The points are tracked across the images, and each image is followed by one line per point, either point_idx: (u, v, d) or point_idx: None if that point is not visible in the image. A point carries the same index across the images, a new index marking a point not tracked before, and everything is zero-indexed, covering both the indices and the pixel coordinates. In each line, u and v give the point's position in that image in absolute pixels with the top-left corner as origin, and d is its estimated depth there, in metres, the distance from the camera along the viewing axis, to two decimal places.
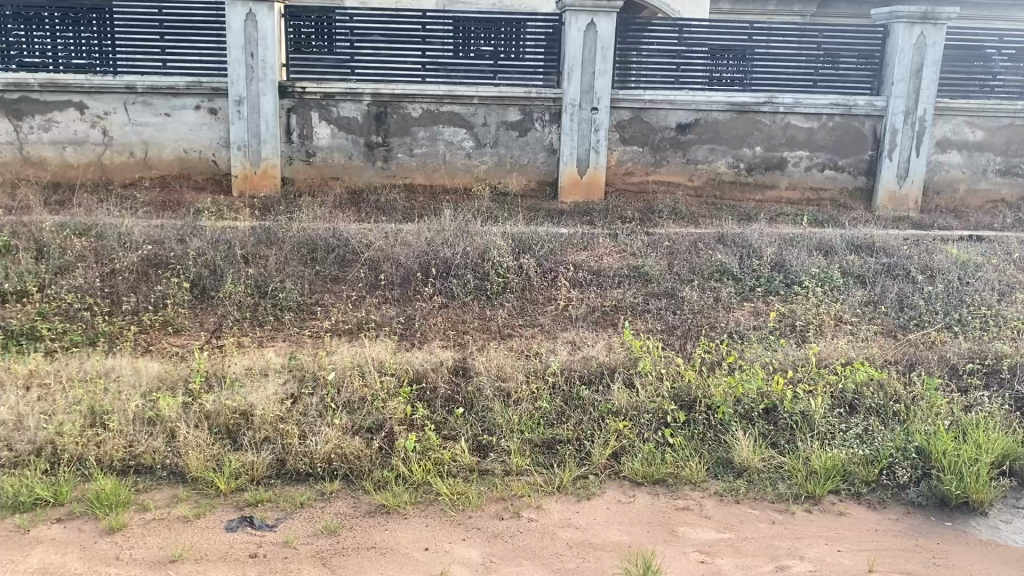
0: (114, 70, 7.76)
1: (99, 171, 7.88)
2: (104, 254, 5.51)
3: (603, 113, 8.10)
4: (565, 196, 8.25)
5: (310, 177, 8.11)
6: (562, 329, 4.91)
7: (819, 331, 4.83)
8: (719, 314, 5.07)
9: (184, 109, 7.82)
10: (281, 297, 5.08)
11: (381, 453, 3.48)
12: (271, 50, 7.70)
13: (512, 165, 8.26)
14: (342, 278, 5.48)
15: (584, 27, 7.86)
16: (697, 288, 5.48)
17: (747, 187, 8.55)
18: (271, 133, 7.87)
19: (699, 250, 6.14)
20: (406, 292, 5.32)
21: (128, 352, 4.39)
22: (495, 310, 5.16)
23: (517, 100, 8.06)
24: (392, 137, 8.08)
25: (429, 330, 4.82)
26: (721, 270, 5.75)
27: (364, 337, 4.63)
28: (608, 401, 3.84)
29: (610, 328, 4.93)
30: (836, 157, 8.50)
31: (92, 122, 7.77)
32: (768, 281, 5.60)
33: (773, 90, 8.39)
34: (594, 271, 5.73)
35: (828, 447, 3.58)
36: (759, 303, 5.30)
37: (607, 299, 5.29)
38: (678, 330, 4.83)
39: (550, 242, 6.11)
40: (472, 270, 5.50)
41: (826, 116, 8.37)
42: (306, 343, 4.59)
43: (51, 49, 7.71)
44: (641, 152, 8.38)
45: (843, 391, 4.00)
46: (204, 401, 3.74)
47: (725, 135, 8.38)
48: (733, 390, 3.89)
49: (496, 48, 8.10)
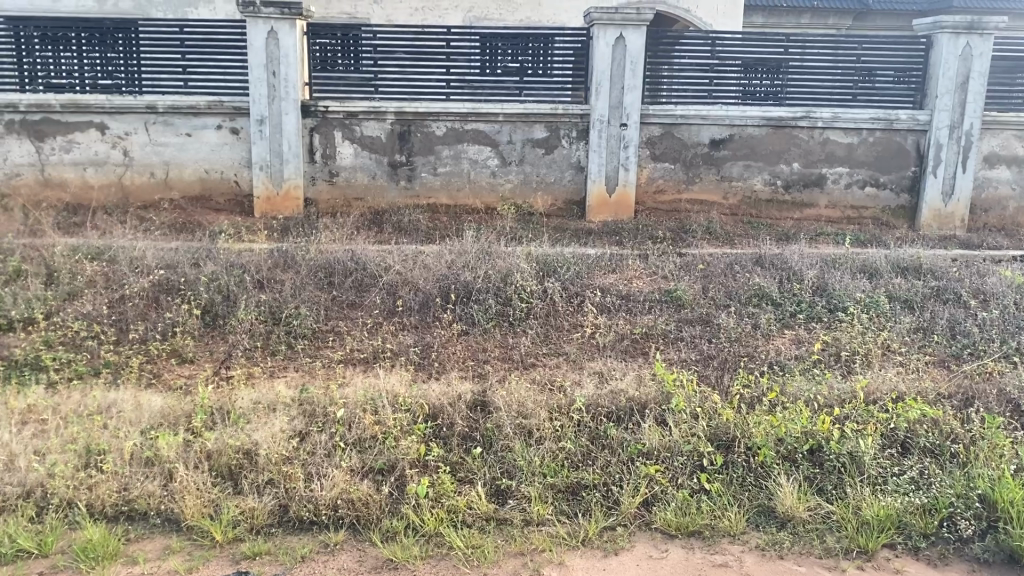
0: (138, 90, 7.67)
1: (119, 192, 7.76)
2: (116, 279, 5.33)
3: (632, 129, 7.83)
4: (593, 215, 7.98)
5: (333, 198, 7.92)
6: (589, 359, 4.62)
7: (865, 362, 4.51)
8: (757, 343, 4.77)
9: (206, 129, 7.68)
10: (295, 324, 4.86)
11: (391, 500, 3.23)
12: (293, 68, 7.52)
13: (539, 184, 8.01)
14: (360, 303, 5.24)
15: (613, 41, 7.61)
16: (733, 314, 5.18)
17: (783, 205, 8.22)
18: (293, 153, 7.70)
19: (734, 273, 5.84)
20: (426, 318, 5.07)
21: (132, 383, 4.19)
22: (519, 337, 4.89)
23: (544, 117, 7.83)
24: (416, 155, 7.87)
25: (449, 360, 4.56)
26: (758, 294, 5.44)
27: (379, 368, 4.38)
28: (638, 441, 3.56)
29: (640, 357, 4.65)
30: (876, 173, 8.15)
31: (114, 143, 7.66)
32: (809, 307, 5.28)
33: (810, 105, 8.08)
34: (623, 295, 5.45)
35: (880, 494, 3.26)
36: (800, 331, 4.98)
37: (637, 326, 5.01)
38: (713, 360, 4.53)
39: (576, 265, 5.84)
40: (494, 295, 5.24)
41: (866, 131, 8.03)
42: (319, 374, 4.35)
43: (77, 70, 7.62)
44: (672, 169, 8.10)
45: (894, 429, 3.68)
46: (206, 439, 3.52)
47: (760, 152, 8.07)
48: (775, 429, 3.59)
49: (522, 64, 7.88)
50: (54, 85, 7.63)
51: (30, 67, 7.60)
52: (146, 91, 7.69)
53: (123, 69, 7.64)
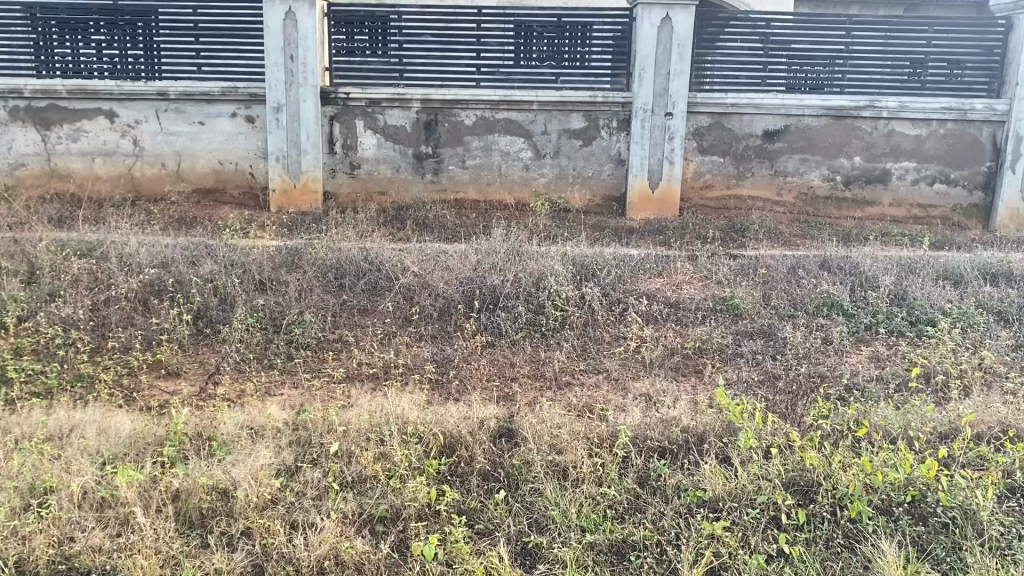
0: (158, 75, 7.13)
1: (129, 184, 7.25)
2: (103, 276, 4.76)
3: (679, 119, 7.11)
4: (635, 212, 7.30)
5: (354, 191, 7.33)
6: (634, 379, 3.99)
7: (963, 390, 3.82)
8: (830, 364, 4.10)
9: (219, 118, 7.13)
10: (296, 333, 4.26)
11: (392, 562, 2.64)
12: (312, 52, 6.92)
13: (575, 178, 7.36)
14: (372, 309, 4.63)
15: (659, 22, 6.90)
16: (800, 326, 4.50)
17: (844, 203, 7.49)
18: (311, 143, 7.10)
19: (797, 278, 5.13)
20: (446, 327, 4.44)
21: (104, 402, 3.61)
22: (552, 350, 4.25)
23: (582, 106, 7.16)
24: (444, 147, 7.26)
25: (471, 378, 3.93)
26: (827, 302, 4.74)
27: (388, 388, 3.77)
28: (697, 486, 2.97)
29: (694, 379, 3.99)
30: (948, 169, 7.38)
31: (123, 132, 7.14)
32: (887, 319, 4.59)
33: (875, 93, 7.34)
34: (671, 301, 4.77)
35: (1008, 565, 2.58)
36: (879, 348, 4.31)
37: (688, 339, 4.35)
38: (781, 387, 3.85)
39: (617, 267, 5.18)
40: (525, 301, 4.59)
41: (937, 121, 7.27)
42: (318, 394, 3.75)
43: (93, 54, 7.09)
44: (721, 163, 7.41)
45: (1015, 477, 2.97)
46: (175, 475, 2.94)
47: (819, 144, 7.35)
48: (868, 474, 2.93)
49: (560, 47, 7.21)
50: (71, 70, 7.11)
51: (44, 52, 7.06)
52: (163, 77, 7.13)
53: (141, 54, 7.10)
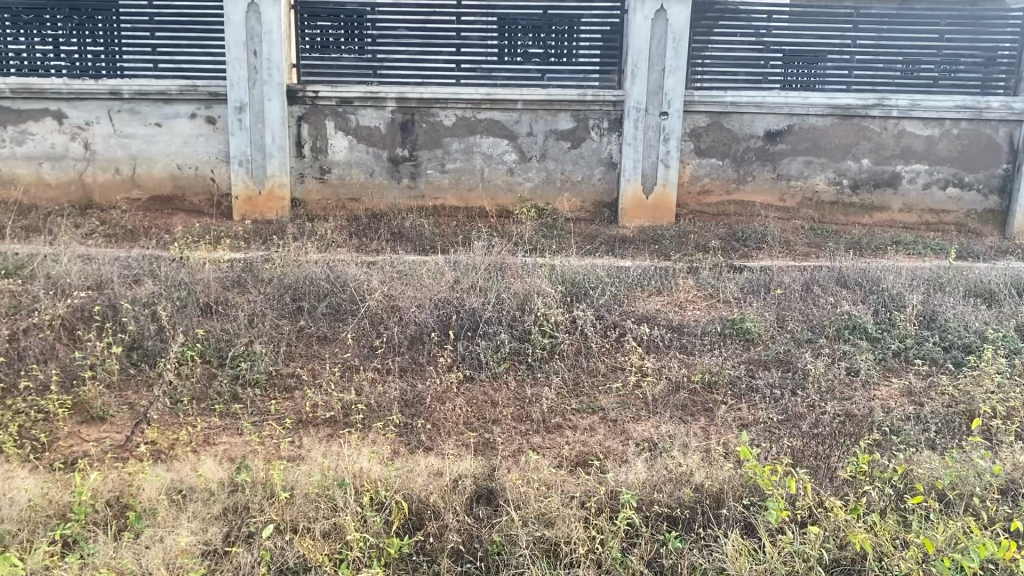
0: (120, 73, 6.52)
1: (79, 191, 6.64)
2: (25, 300, 4.16)
3: (676, 120, 6.55)
4: (628, 220, 6.75)
5: (324, 198, 6.74)
6: (635, 422, 3.43)
7: (1016, 433, 3.29)
8: (859, 401, 3.57)
9: (177, 118, 6.52)
10: (242, 367, 3.68)
11: None
12: (276, 47, 6.30)
13: (564, 183, 6.81)
14: (333, 337, 4.06)
15: (652, 15, 6.34)
16: (821, 354, 3.96)
17: (851, 208, 6.98)
18: (277, 146, 6.49)
19: (813, 296, 4.59)
20: (418, 357, 3.88)
21: (5, 458, 3.03)
22: (539, 386, 3.69)
23: (571, 105, 6.60)
24: (421, 150, 6.68)
25: (444, 422, 3.36)
26: (848, 325, 4.20)
27: (347, 438, 3.21)
28: (719, 568, 2.44)
29: (703, 421, 3.44)
30: (962, 171, 6.87)
31: (72, 134, 6.53)
32: (917, 344, 4.07)
33: (885, 91, 6.82)
34: (673, 324, 4.22)
35: None
36: (912, 380, 3.79)
37: (695, 370, 3.80)
38: (805, 432, 3.31)
39: (611, 284, 4.62)
40: (508, 327, 4.03)
41: (950, 121, 6.76)
42: (262, 446, 3.18)
43: (42, 51, 6.48)
44: (720, 166, 6.86)
45: None
46: (70, 564, 2.38)
47: (825, 145, 6.83)
48: (929, 558, 2.39)
49: (546, 42, 6.65)
50: (26, 67, 6.49)
51: None
52: (123, 75, 6.52)
53: (102, 50, 6.49)
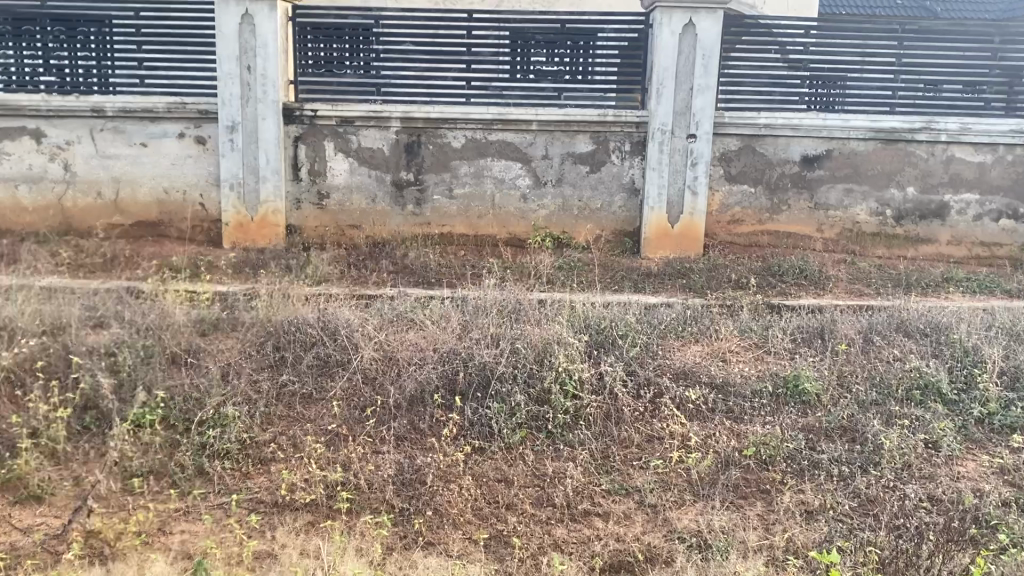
0: (110, 90, 5.98)
1: (58, 216, 6.10)
2: None
3: (705, 143, 5.98)
4: (651, 251, 6.16)
5: (321, 225, 6.19)
6: (677, 509, 2.85)
7: None
8: (944, 482, 2.97)
9: (164, 138, 5.98)
10: (211, 435, 3.11)
11: None
12: (271, 61, 5.77)
13: (582, 211, 6.24)
14: (320, 396, 3.48)
15: (681, 29, 5.78)
16: (893, 422, 3.36)
17: (895, 241, 6.37)
18: (270, 167, 5.95)
19: (875, 349, 3.99)
20: (418, 423, 3.30)
21: None
22: (561, 461, 3.10)
23: (590, 126, 6.05)
24: (427, 173, 6.13)
25: (448, 509, 2.78)
26: (920, 384, 3.60)
27: (328, 533, 2.63)
28: None
29: (761, 509, 2.85)
30: (1016, 201, 6.28)
31: (52, 154, 6.00)
32: (1004, 409, 3.46)
33: (932, 113, 6.25)
34: (717, 381, 3.63)
35: None
36: (1004, 455, 3.18)
37: (746, 441, 3.20)
38: (885, 526, 2.71)
39: (643, 332, 4.03)
40: (523, 385, 3.45)
41: (1003, 146, 6.18)
42: (225, 541, 2.61)
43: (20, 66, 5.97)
44: (753, 193, 6.29)
45: None
46: None
47: (868, 172, 6.25)
48: None
49: (563, 59, 6.11)
50: (7, 83, 5.99)
51: None
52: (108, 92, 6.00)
53: (85, 65, 5.96)
